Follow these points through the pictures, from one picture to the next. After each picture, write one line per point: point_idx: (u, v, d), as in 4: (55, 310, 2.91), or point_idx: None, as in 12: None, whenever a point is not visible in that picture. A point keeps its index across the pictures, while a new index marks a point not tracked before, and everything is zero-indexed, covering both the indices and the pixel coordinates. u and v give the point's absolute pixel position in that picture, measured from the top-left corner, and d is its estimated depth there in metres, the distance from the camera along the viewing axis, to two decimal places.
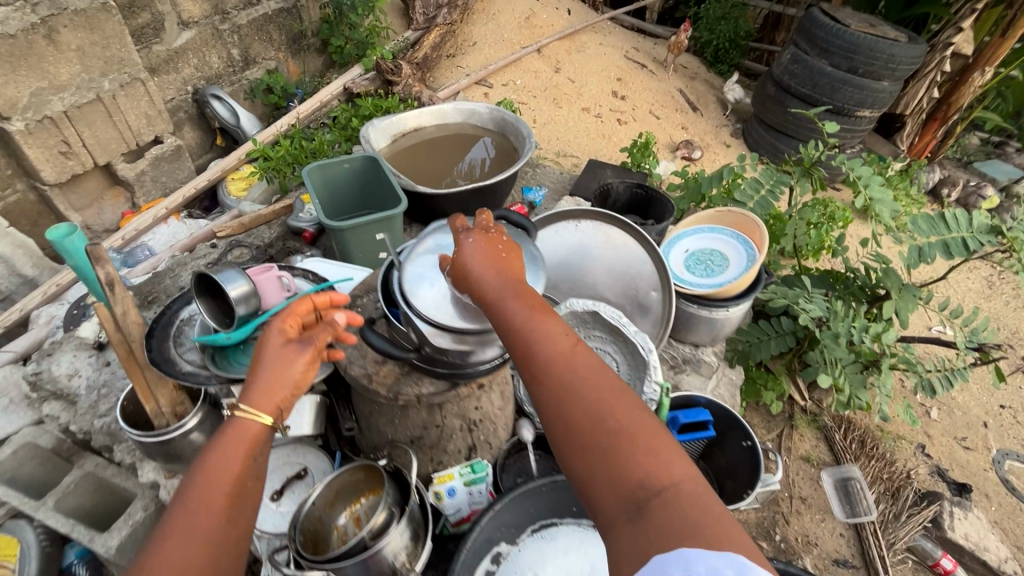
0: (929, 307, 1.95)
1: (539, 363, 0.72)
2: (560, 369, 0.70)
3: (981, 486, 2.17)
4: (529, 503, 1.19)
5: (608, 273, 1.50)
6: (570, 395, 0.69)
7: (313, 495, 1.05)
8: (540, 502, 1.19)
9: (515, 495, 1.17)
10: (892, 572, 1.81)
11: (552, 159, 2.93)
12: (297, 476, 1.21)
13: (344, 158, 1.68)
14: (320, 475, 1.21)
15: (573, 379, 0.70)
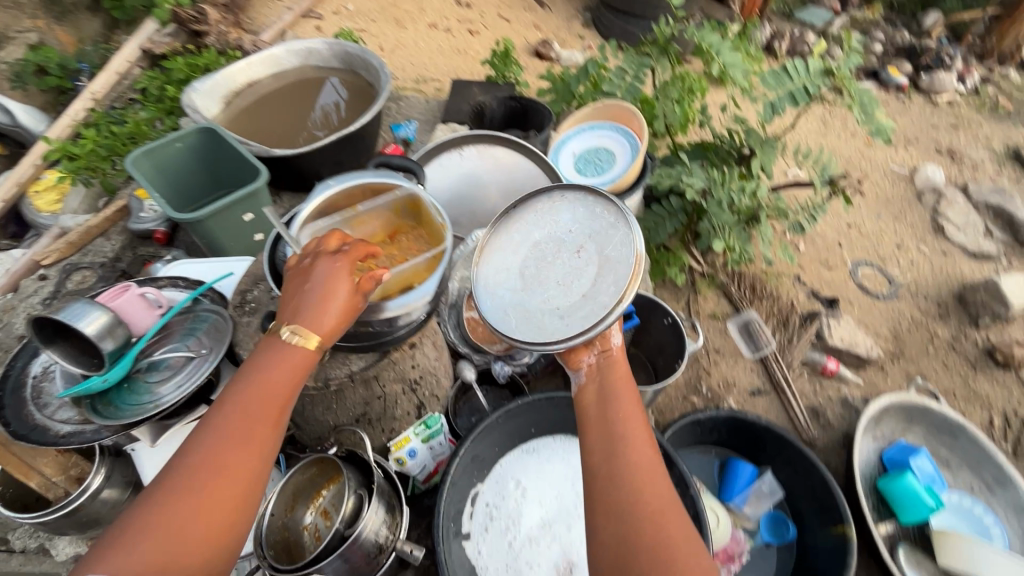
0: (786, 155, 2.15)
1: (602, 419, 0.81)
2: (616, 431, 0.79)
3: (844, 295, 2.58)
4: (491, 440, 1.24)
5: (504, 195, 1.47)
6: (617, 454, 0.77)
7: (268, 510, 0.98)
8: (500, 433, 1.24)
9: (474, 434, 1.19)
10: (794, 386, 2.14)
11: (412, 87, 2.71)
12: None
13: (175, 137, 1.42)
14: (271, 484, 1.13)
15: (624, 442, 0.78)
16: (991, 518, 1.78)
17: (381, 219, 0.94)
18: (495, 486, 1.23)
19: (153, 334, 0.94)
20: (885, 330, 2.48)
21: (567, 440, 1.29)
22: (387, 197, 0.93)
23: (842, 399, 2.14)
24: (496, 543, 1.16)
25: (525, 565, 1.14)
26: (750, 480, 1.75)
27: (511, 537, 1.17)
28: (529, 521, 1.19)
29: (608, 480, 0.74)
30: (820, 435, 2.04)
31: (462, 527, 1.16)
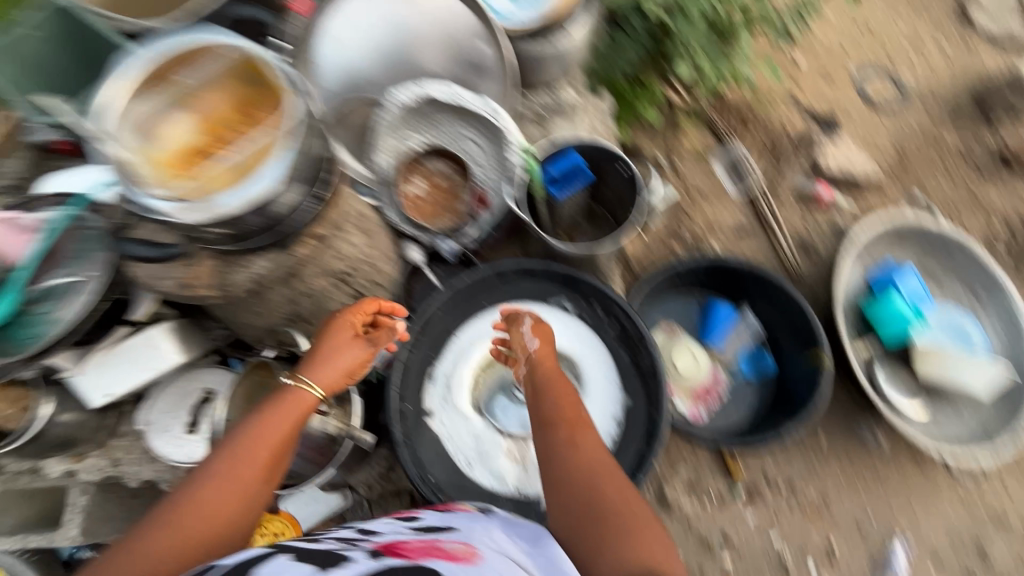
0: None
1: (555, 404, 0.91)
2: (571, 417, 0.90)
3: (844, 111, 2.32)
4: (445, 320, 1.19)
5: (425, 43, 1.25)
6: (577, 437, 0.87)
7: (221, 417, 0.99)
8: (452, 313, 1.19)
9: (421, 320, 1.15)
10: (782, 219, 2.03)
11: None
12: (206, 401, 1.13)
13: (20, 23, 1.18)
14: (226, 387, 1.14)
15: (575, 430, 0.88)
16: (974, 327, 1.78)
17: (213, 93, 0.83)
18: (454, 363, 1.19)
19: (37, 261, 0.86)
20: (887, 146, 2.27)
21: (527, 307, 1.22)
22: (211, 60, 0.82)
23: (832, 227, 2.03)
24: (460, 416, 1.15)
25: (487, 431, 1.17)
26: (729, 321, 1.76)
27: (473, 410, 1.17)
28: (489, 388, 1.20)
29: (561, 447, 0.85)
30: (806, 267, 1.98)
31: (424, 407, 1.15)
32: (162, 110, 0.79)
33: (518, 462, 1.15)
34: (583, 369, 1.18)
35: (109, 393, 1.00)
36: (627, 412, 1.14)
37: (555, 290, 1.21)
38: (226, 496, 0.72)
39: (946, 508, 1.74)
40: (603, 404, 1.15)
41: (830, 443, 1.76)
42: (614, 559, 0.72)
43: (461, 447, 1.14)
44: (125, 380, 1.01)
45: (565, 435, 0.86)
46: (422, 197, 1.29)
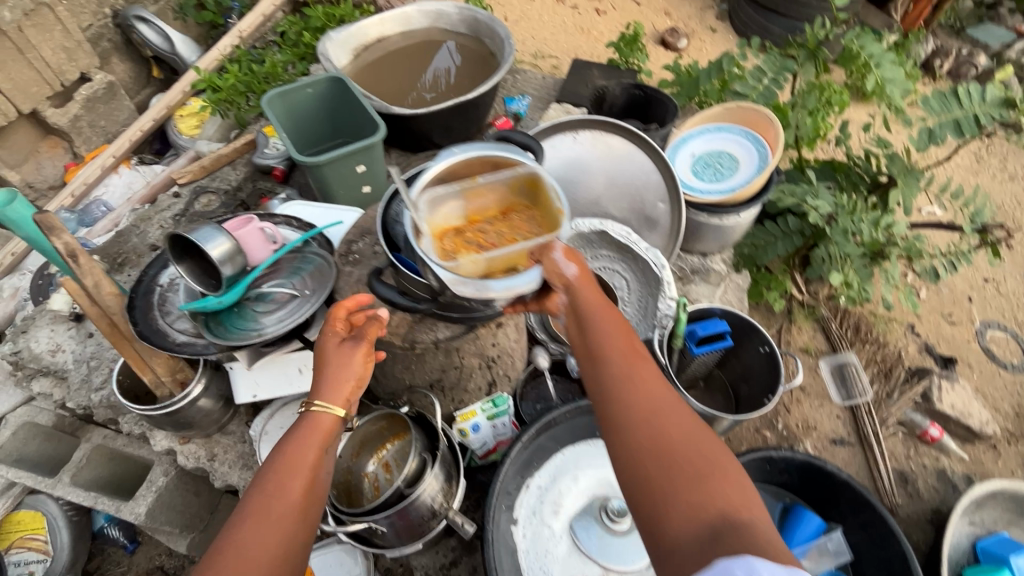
0: (930, 191, 1.91)
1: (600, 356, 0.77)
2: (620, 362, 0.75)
3: (963, 356, 2.28)
4: (556, 433, 1.24)
5: (613, 188, 1.40)
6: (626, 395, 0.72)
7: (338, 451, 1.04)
8: (565, 430, 1.25)
9: (538, 427, 1.21)
10: (884, 444, 1.94)
11: (529, 62, 2.67)
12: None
13: (306, 83, 1.49)
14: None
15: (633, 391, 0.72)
16: None
17: (497, 193, 0.89)
18: (553, 478, 1.20)
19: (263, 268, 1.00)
20: (1007, 407, 2.17)
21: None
22: (508, 171, 0.88)
23: (938, 471, 1.91)
24: (544, 534, 1.13)
25: (563, 559, 1.12)
26: (814, 534, 1.59)
27: (559, 533, 1.14)
28: (576, 516, 1.16)
29: (611, 420, 0.72)
30: (904, 504, 1.84)
31: (514, 513, 1.15)
32: (451, 198, 0.88)
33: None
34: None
35: (256, 394, 1.12)
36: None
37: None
38: (268, 534, 0.65)
39: None
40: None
41: None
42: (699, 530, 0.60)
43: (532, 566, 1.10)
44: (271, 388, 1.12)
45: (620, 368, 0.74)
46: None
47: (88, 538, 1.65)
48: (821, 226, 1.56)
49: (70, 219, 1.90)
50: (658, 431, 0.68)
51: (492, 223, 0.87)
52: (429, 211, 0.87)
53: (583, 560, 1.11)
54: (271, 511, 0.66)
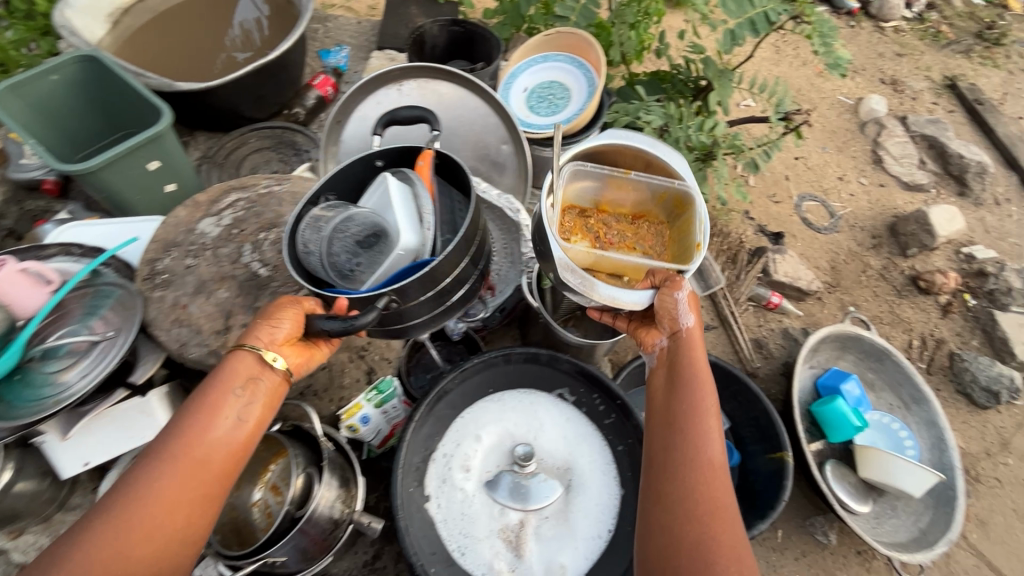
0: (742, 88, 2.08)
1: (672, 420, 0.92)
2: (693, 427, 0.90)
3: (789, 229, 2.64)
4: (450, 400, 1.22)
5: (453, 139, 1.34)
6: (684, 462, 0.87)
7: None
8: (458, 393, 1.23)
9: (429, 399, 1.18)
10: (740, 320, 2.23)
11: (343, 5, 2.40)
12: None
13: (48, 69, 1.18)
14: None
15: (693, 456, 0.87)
16: (906, 432, 1.97)
17: (640, 194, 1.16)
18: (456, 444, 1.19)
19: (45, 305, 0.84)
20: (824, 263, 2.58)
21: (529, 393, 1.27)
22: (663, 181, 1.12)
23: (783, 330, 2.25)
24: (459, 501, 1.13)
25: (481, 515, 1.12)
26: None
27: (473, 495, 1.14)
28: (486, 470, 1.17)
29: (665, 471, 0.88)
30: (763, 366, 2.15)
31: (424, 490, 1.13)
32: (591, 181, 1.15)
33: (510, 552, 1.09)
34: (581, 458, 1.20)
35: (90, 461, 0.96)
36: (625, 504, 1.15)
37: (557, 379, 1.28)
38: (177, 507, 0.72)
39: None
40: (600, 495, 1.16)
41: (785, 539, 1.86)
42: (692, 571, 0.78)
43: (452, 533, 1.10)
44: (109, 449, 0.96)
45: (687, 436, 0.89)
46: None
47: None
48: (656, 140, 1.64)
49: None
50: (706, 493, 0.84)
51: (619, 219, 1.18)
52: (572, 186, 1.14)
53: (500, 512, 1.12)
54: (174, 492, 0.72)
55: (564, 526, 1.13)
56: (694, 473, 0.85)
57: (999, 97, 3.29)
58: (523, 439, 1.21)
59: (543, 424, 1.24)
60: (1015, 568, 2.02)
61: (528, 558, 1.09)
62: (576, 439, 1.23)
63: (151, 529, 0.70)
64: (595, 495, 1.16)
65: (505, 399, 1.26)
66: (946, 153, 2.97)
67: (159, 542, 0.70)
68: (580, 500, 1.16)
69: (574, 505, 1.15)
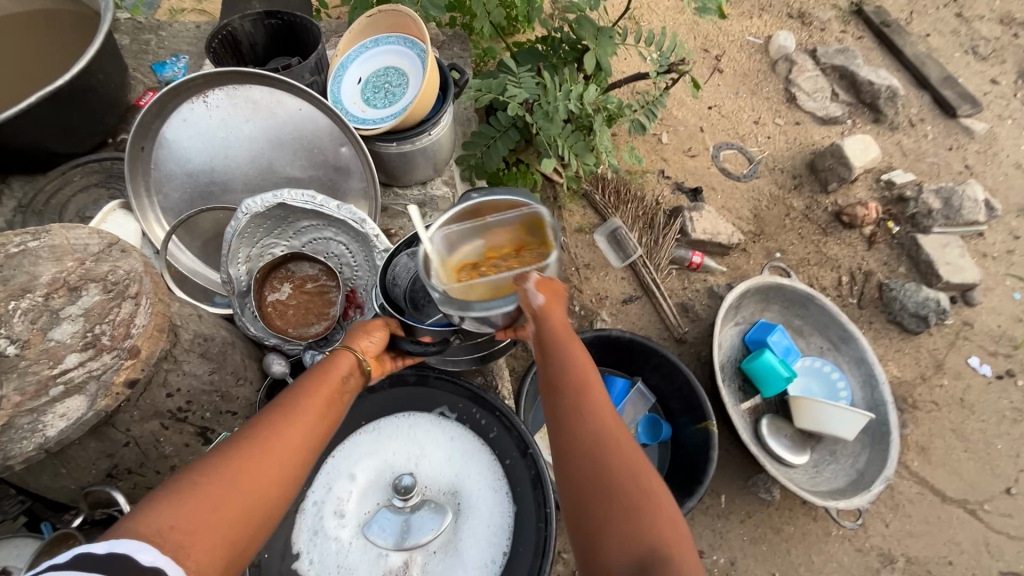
0: (628, 43, 1.96)
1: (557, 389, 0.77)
2: (578, 390, 0.76)
3: (708, 183, 2.57)
4: None
5: (281, 148, 1.20)
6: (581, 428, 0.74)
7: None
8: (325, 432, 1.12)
9: None
10: (663, 286, 2.15)
11: (193, 7, 2.17)
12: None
13: None
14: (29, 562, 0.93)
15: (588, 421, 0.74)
16: (838, 375, 1.94)
17: (509, 230, 0.82)
18: (328, 486, 1.08)
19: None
20: (746, 212, 2.52)
21: (407, 417, 1.16)
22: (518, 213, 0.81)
23: (708, 290, 2.19)
24: (333, 554, 1.01)
25: (360, 564, 1.01)
26: (623, 392, 1.78)
27: (349, 542, 1.03)
28: (364, 512, 1.06)
29: (562, 445, 0.74)
30: (691, 329, 2.09)
31: (292, 547, 1.02)
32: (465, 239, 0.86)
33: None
34: (469, 478, 1.10)
35: None
36: (518, 521, 1.05)
37: (437, 398, 1.18)
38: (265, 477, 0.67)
39: (837, 551, 1.82)
40: (492, 516, 1.06)
41: (729, 504, 1.82)
42: (626, 561, 0.65)
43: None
44: None
45: (574, 397, 0.76)
46: (288, 303, 1.21)
47: None
48: (527, 115, 1.51)
49: None
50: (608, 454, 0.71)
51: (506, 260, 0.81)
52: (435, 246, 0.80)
53: (380, 556, 1.01)
54: (273, 445, 0.69)
55: (455, 558, 1.02)
56: (591, 437, 0.73)
57: (905, 17, 3.25)
58: (405, 468, 1.11)
59: (426, 447, 1.13)
60: (957, 489, 2.04)
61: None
62: (464, 457, 1.12)
63: (256, 475, 0.66)
64: (488, 516, 1.06)
65: (380, 428, 1.15)
66: (857, 82, 2.92)
67: (258, 496, 0.66)
68: (471, 525, 1.05)
69: (466, 533, 1.04)
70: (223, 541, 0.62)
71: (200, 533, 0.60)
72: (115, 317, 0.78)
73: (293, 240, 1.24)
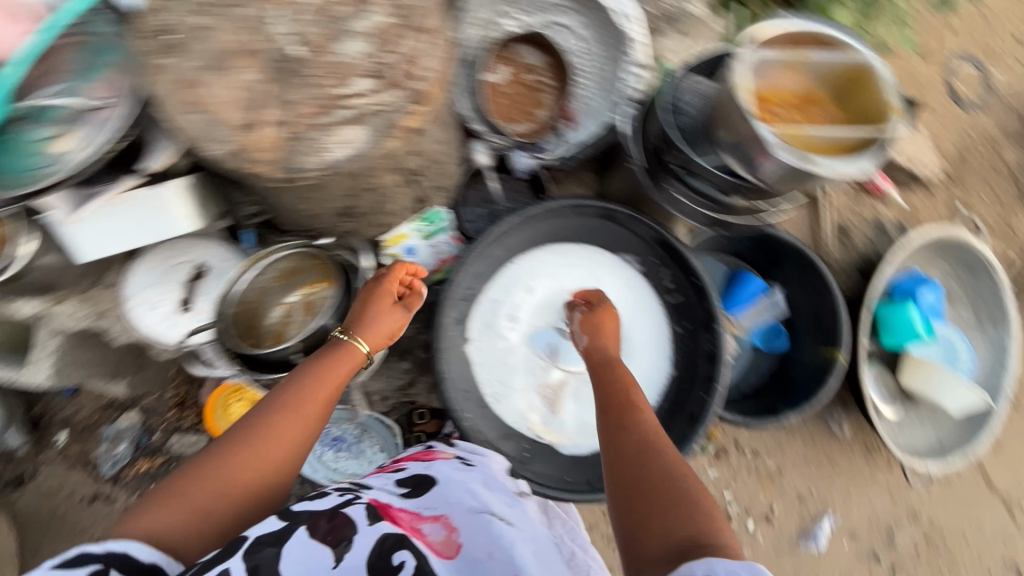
0: None
1: (614, 408, 0.79)
2: (627, 411, 0.77)
3: (925, 97, 1.97)
4: (505, 244, 1.05)
5: None
6: (641, 437, 0.72)
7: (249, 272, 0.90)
8: (516, 240, 1.06)
9: (485, 240, 1.01)
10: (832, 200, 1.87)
11: None
12: (198, 276, 0.98)
13: None
14: (225, 265, 0.99)
15: (634, 434, 0.72)
16: (966, 349, 1.81)
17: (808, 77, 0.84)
18: (509, 287, 1.09)
19: (67, 24, 0.67)
20: (951, 147, 1.94)
21: (603, 250, 1.11)
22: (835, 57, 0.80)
23: (876, 221, 1.89)
24: (500, 353, 1.07)
25: (521, 368, 1.08)
26: (756, 293, 1.71)
27: (515, 350, 1.07)
28: (532, 325, 1.09)
29: (616, 447, 0.72)
30: (839, 255, 1.87)
31: (466, 332, 1.04)
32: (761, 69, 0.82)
33: (545, 407, 1.07)
34: (638, 329, 1.11)
35: (102, 245, 0.86)
36: (675, 382, 1.07)
37: (634, 241, 1.09)
38: (260, 464, 0.69)
39: (873, 497, 1.88)
40: (648, 371, 1.09)
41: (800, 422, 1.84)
42: (663, 540, 0.59)
43: (490, 381, 1.05)
44: (127, 236, 0.86)
45: (637, 418, 0.76)
46: (502, 92, 1.11)
47: (15, 393, 1.50)
48: None
49: None
50: (650, 455, 0.69)
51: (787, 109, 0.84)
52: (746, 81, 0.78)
53: (537, 366, 1.08)
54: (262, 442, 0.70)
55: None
56: (639, 442, 0.71)
57: None
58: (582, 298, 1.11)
59: (607, 286, 1.11)
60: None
61: (562, 415, 1.07)
62: (639, 311, 1.11)
63: (250, 461, 0.68)
64: (641, 374, 1.09)
65: (571, 248, 1.11)
66: None
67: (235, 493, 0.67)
68: (627, 372, 1.09)
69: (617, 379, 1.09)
70: (240, 503, 0.67)
71: (215, 507, 0.65)
72: (404, 49, 0.69)
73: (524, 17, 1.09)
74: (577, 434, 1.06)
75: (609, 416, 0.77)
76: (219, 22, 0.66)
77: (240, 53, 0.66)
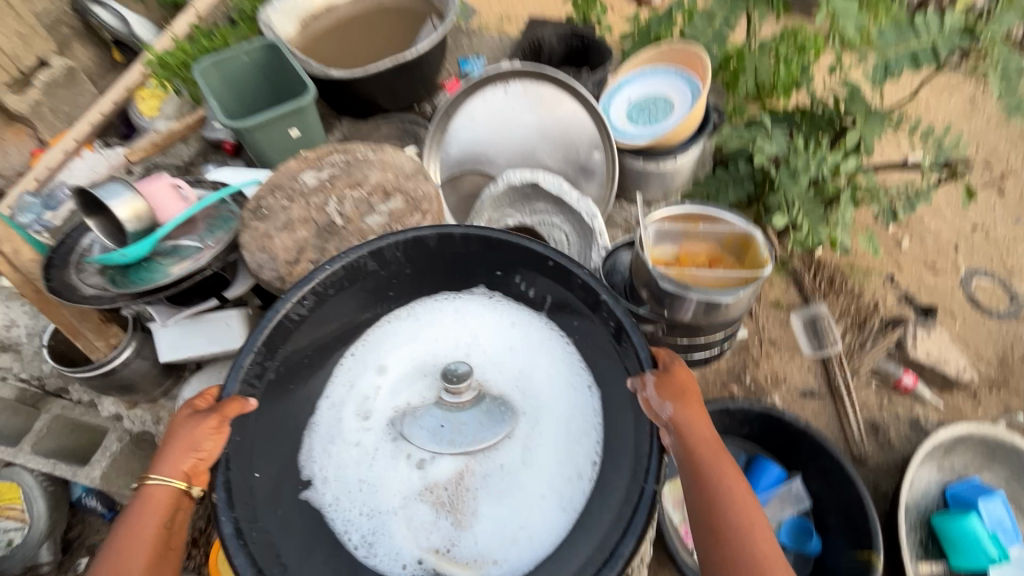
0: (898, 132, 1.81)
1: (699, 461, 0.84)
2: (708, 458, 0.84)
3: (944, 304, 1.99)
4: (304, 326, 0.99)
5: (547, 139, 1.41)
6: (724, 505, 0.81)
7: None
8: (306, 331, 1.00)
9: (264, 332, 0.93)
10: (857, 395, 1.81)
11: (493, 25, 2.64)
12: None
13: (241, 49, 1.50)
14: None
15: (725, 503, 0.81)
16: None
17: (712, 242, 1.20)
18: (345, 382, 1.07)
19: (207, 203, 1.17)
20: (986, 352, 1.89)
21: (454, 302, 1.14)
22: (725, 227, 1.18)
23: (912, 421, 1.78)
24: (356, 478, 0.97)
25: (390, 472, 0.98)
26: (775, 482, 1.61)
27: (373, 462, 0.99)
28: (385, 418, 1.04)
29: (709, 513, 0.81)
30: (875, 454, 1.73)
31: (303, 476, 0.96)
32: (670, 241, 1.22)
33: (446, 521, 0.92)
34: (538, 390, 1.02)
35: (176, 351, 1.25)
36: (606, 412, 0.94)
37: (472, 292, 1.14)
38: None
39: None
40: (566, 428, 0.97)
41: None
42: None
43: (350, 521, 0.93)
44: (193, 344, 1.25)
45: (721, 480, 0.83)
46: None
47: (65, 509, 1.70)
48: (772, 170, 1.49)
49: (33, 203, 1.94)
50: (741, 523, 0.79)
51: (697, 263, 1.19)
52: (652, 245, 1.19)
53: (415, 471, 0.97)
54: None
55: (517, 476, 0.94)
56: (731, 511, 0.80)
57: None
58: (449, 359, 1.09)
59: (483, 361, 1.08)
60: None
61: (471, 530, 0.92)
62: (532, 364, 1.05)
63: None
64: (546, 456, 0.95)
65: (415, 323, 1.13)
66: None
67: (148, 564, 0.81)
68: (533, 432, 0.98)
69: (524, 476, 0.94)
70: None
71: None
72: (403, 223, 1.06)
73: (523, 217, 1.42)
74: (506, 547, 0.89)
75: (693, 469, 0.84)
76: (296, 206, 1.08)
77: (302, 223, 1.06)
